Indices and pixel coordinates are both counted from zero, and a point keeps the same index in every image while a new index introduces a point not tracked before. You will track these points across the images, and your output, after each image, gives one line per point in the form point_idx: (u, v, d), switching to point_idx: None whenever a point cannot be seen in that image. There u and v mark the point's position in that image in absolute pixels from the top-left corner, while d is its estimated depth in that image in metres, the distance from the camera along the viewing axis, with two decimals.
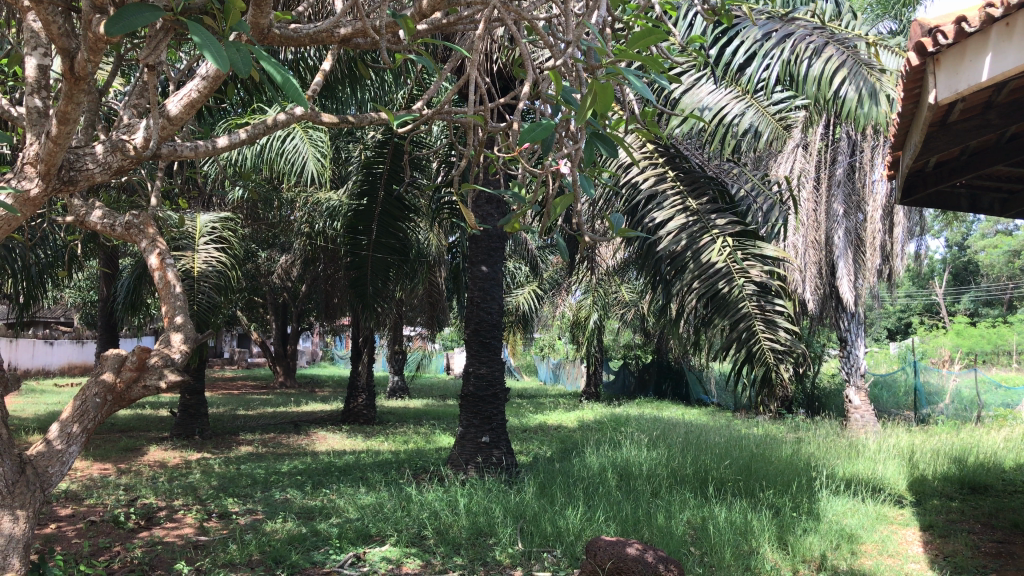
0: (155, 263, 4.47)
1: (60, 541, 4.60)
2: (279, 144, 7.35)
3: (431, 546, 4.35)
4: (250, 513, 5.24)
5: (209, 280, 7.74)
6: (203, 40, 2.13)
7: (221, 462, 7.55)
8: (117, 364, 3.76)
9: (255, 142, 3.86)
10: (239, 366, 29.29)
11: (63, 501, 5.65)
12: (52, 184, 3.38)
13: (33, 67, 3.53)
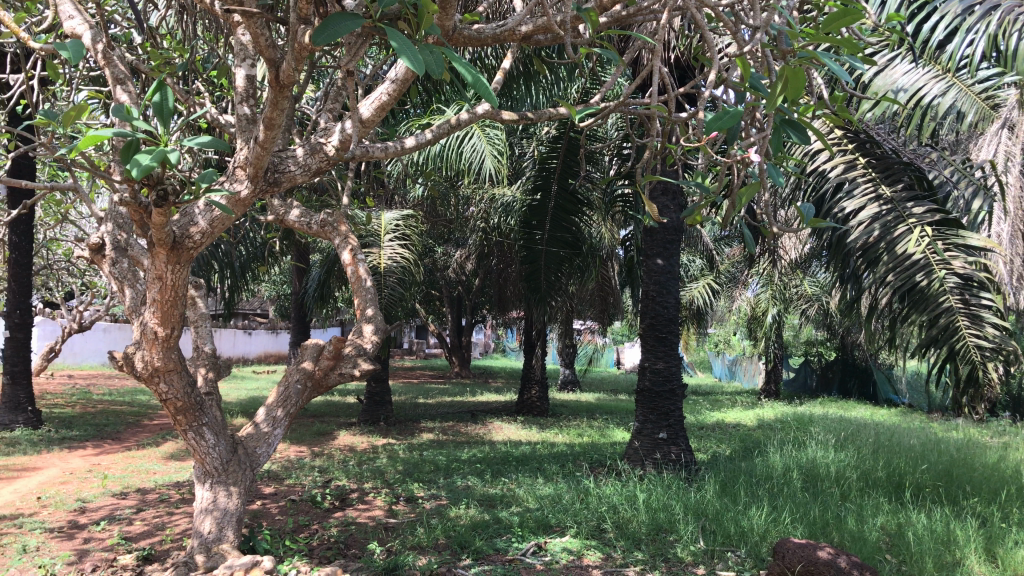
0: (347, 259, 4.77)
1: (266, 516, 4.96)
2: (458, 143, 7.56)
3: (611, 539, 4.36)
4: (435, 498, 5.45)
5: (393, 275, 8.08)
6: (401, 45, 2.21)
7: (405, 448, 7.89)
8: (315, 354, 4.35)
9: (440, 141, 4.01)
10: (417, 357, 30.44)
11: (267, 479, 6.10)
12: (260, 185, 3.64)
13: (242, 77, 3.80)
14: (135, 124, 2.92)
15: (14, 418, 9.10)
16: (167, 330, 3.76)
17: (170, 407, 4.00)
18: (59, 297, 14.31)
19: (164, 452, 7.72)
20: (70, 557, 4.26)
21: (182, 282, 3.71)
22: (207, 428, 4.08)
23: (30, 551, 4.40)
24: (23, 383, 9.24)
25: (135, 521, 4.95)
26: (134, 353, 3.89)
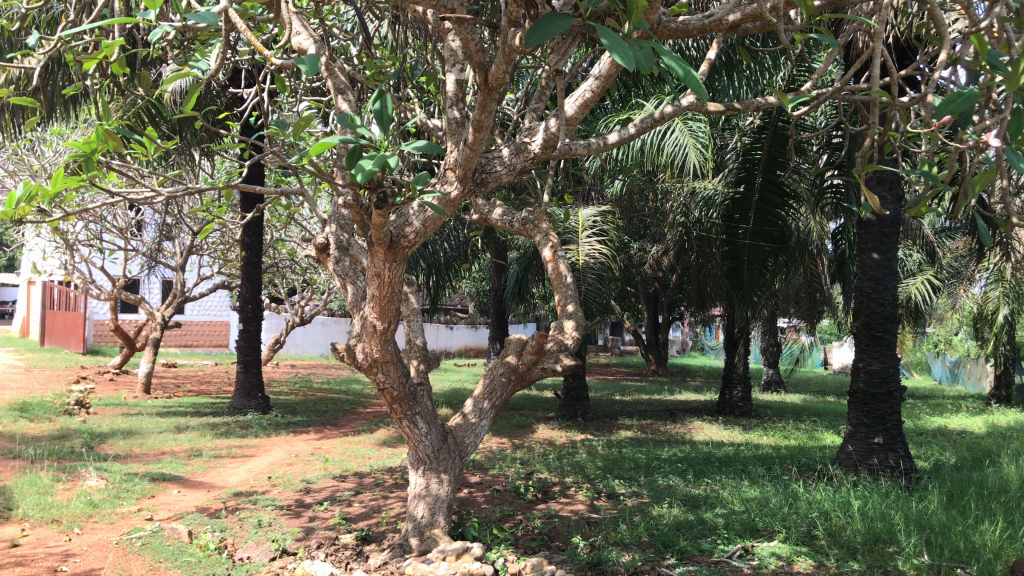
0: (548, 255, 4.88)
1: (473, 505, 5.14)
2: (660, 138, 7.46)
3: (823, 547, 4.17)
4: (636, 495, 5.43)
5: (593, 272, 8.13)
6: (612, 43, 2.21)
7: (604, 444, 7.91)
8: (518, 348, 4.52)
9: (642, 136, 4.01)
10: (613, 353, 30.41)
11: (473, 469, 6.32)
12: (468, 186, 3.80)
13: (452, 82, 4.04)
14: (357, 131, 3.10)
15: (247, 403, 9.98)
16: (385, 323, 4.00)
17: (387, 396, 4.27)
18: (284, 292, 15.49)
19: (377, 439, 8.18)
20: (299, 533, 4.61)
21: (398, 280, 3.94)
22: (420, 417, 4.32)
23: (265, 526, 4.82)
24: (254, 371, 10.09)
25: (353, 503, 5.28)
26: (354, 345, 4.16)
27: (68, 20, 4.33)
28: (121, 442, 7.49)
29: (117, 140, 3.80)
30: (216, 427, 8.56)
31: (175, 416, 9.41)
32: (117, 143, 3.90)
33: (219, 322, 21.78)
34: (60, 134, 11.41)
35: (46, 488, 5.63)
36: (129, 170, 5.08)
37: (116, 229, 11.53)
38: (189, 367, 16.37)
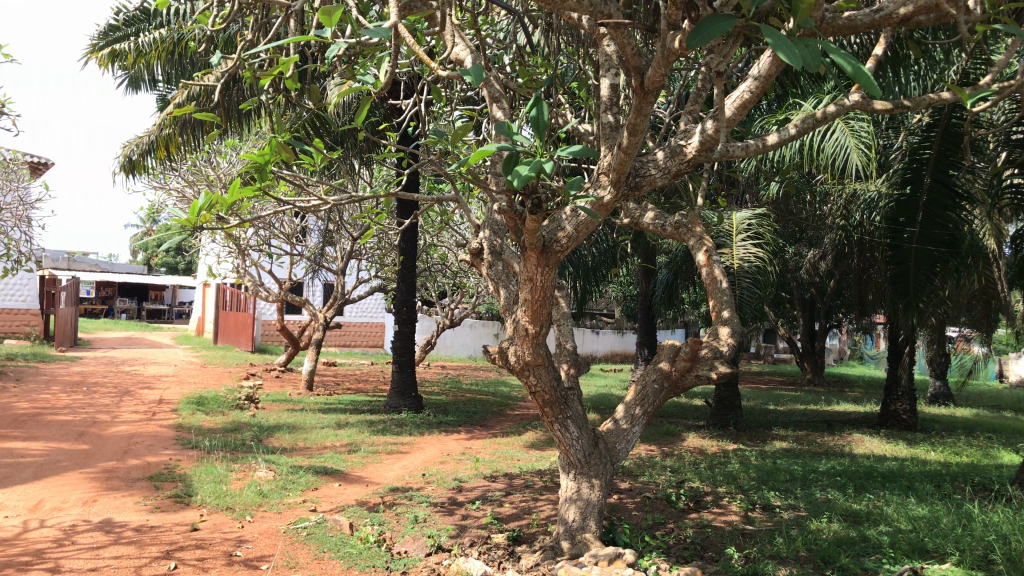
0: (703, 260, 4.85)
1: (623, 510, 5.11)
2: (819, 139, 7.19)
3: (1002, 573, 3.89)
4: (793, 508, 5.24)
5: (747, 276, 7.86)
6: (777, 41, 2.15)
7: (757, 455, 7.68)
8: (671, 354, 4.48)
9: (804, 136, 3.89)
10: (765, 361, 29.45)
11: (623, 475, 6.28)
12: (621, 190, 3.81)
13: (607, 86, 4.08)
14: (515, 138, 3.22)
15: (400, 402, 10.34)
16: (537, 327, 4.06)
17: (539, 399, 4.34)
18: (435, 295, 15.91)
19: (526, 442, 8.27)
20: (453, 531, 4.73)
21: (550, 284, 3.99)
22: (571, 421, 4.36)
23: (420, 522, 4.96)
24: (409, 372, 10.42)
25: (505, 504, 5.36)
26: (507, 348, 4.25)
27: (246, 40, 4.67)
28: (287, 436, 7.92)
29: (288, 152, 4.06)
30: (373, 424, 8.90)
31: (335, 413, 9.86)
32: (288, 154, 4.18)
33: (374, 323, 22.63)
34: (234, 146, 12.20)
35: (222, 477, 6.03)
36: (299, 179, 5.38)
37: (283, 235, 12.19)
38: (347, 366, 17.11)
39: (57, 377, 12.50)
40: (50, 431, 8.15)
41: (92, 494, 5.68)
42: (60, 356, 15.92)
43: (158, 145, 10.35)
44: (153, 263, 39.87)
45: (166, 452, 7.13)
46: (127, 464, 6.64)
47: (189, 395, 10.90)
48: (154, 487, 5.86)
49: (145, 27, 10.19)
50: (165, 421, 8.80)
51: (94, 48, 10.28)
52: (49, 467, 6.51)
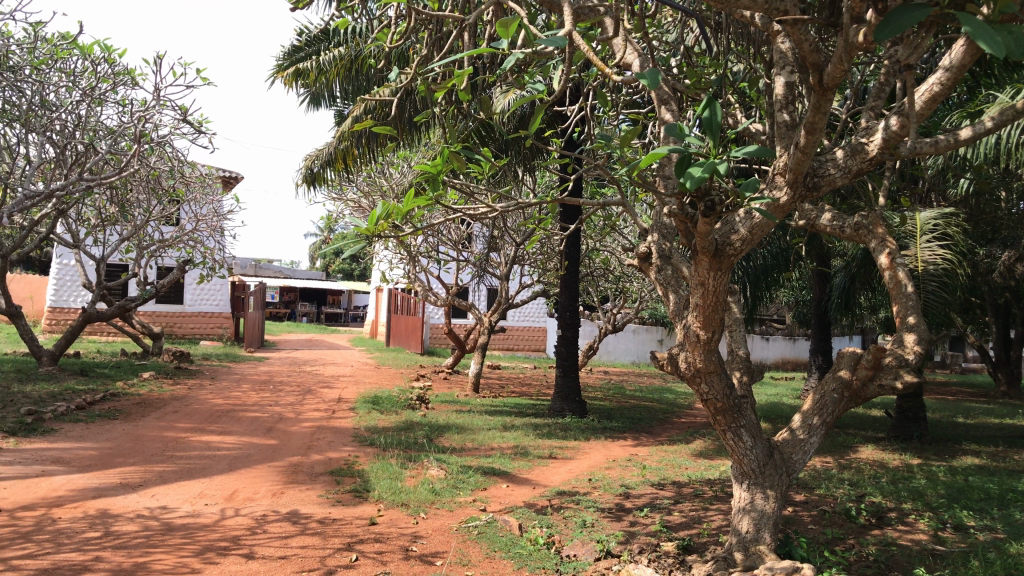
0: (885, 263, 4.58)
1: (798, 524, 4.93)
2: (1019, 132, 6.67)
3: None
4: (990, 529, 4.88)
5: (935, 279, 7.33)
6: (977, 30, 2.01)
7: (945, 471, 7.19)
8: (852, 362, 4.31)
9: (1002, 129, 3.61)
10: (952, 371, 27.48)
11: (797, 487, 6.05)
12: (799, 191, 3.69)
13: (781, 85, 3.97)
14: (686, 141, 3.17)
15: (564, 406, 10.40)
16: (708, 333, 4.00)
17: (711, 407, 4.26)
18: (598, 300, 15.90)
19: (694, 449, 8.12)
20: (621, 537, 4.71)
21: (723, 288, 3.94)
22: (745, 430, 4.24)
23: (588, 527, 4.97)
24: (572, 377, 10.45)
25: (673, 512, 5.28)
26: (678, 354, 4.22)
27: (422, 53, 4.90)
28: (456, 437, 8.15)
29: (459, 161, 4.28)
30: (539, 428, 9.01)
31: (501, 415, 10.05)
32: (459, 163, 4.41)
33: (537, 327, 22.90)
34: (405, 156, 12.71)
35: (397, 474, 6.29)
36: (468, 186, 5.57)
37: (450, 241, 12.54)
38: (512, 369, 17.41)
39: (246, 376, 13.43)
40: (242, 425, 8.77)
41: (280, 486, 6.07)
42: (249, 356, 17.10)
43: (335, 157, 10.93)
44: (330, 269, 42.10)
45: (345, 449, 7.51)
46: (310, 459, 7.05)
47: (365, 394, 11.42)
48: (334, 482, 6.18)
49: (324, 47, 10.80)
50: (342, 419, 9.27)
51: (280, 68, 10.99)
52: (241, 460, 7.01)
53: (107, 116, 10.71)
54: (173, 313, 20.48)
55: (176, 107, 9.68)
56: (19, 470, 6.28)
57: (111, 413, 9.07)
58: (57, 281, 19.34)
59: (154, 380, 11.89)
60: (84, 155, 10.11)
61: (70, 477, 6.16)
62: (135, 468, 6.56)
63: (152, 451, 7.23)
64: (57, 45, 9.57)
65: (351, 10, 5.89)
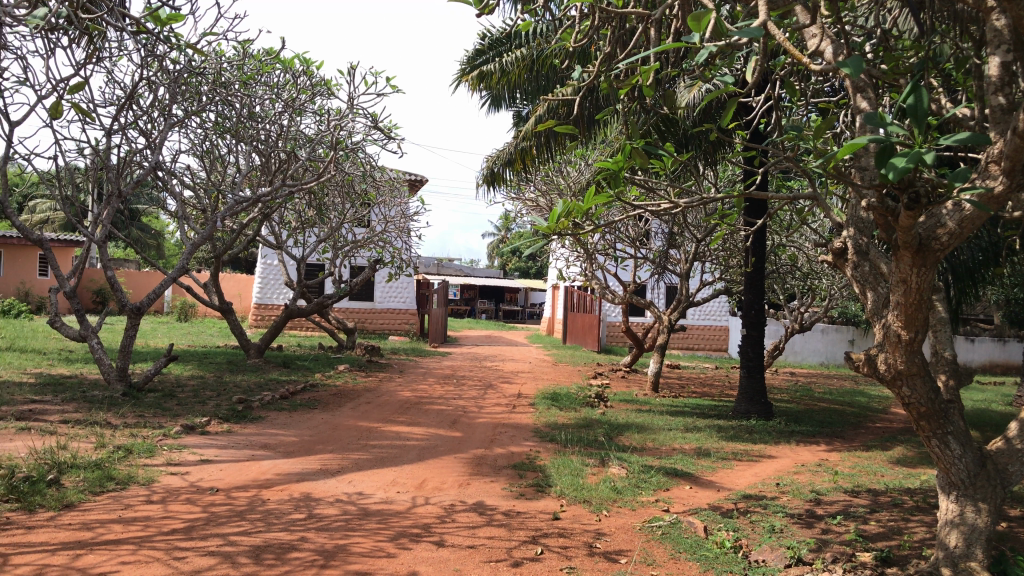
0: None
1: (1014, 541, 4.54)
2: None
3: None
4: None
5: None
6: None
7: None
8: None
9: None
10: None
11: (1013, 501, 5.57)
12: (1017, 180, 3.38)
13: (996, 66, 3.65)
14: (887, 129, 3.00)
15: (750, 408, 10.11)
16: (911, 334, 3.76)
17: (914, 412, 4.00)
18: (783, 298, 15.32)
19: (892, 457, 7.66)
20: (814, 544, 4.52)
21: (928, 285, 3.68)
22: (953, 438, 3.97)
23: (777, 532, 4.82)
24: (757, 377, 10.14)
25: (870, 521, 5.01)
26: (877, 355, 4.00)
27: (605, 53, 4.98)
28: (636, 435, 8.12)
29: (642, 158, 4.36)
30: (723, 430, 8.79)
31: (684, 416, 9.89)
32: (642, 159, 4.46)
33: (718, 326, 22.33)
34: (583, 154, 12.76)
35: (579, 471, 6.34)
36: (650, 183, 5.56)
37: (628, 238, 12.50)
38: (692, 369, 17.08)
39: (432, 370, 13.94)
40: (429, 417, 9.13)
41: (465, 477, 6.27)
42: (433, 351, 17.74)
43: (516, 157, 11.15)
44: (507, 267, 42.91)
45: (527, 444, 7.65)
46: (494, 452, 7.24)
47: (545, 390, 11.57)
48: (518, 475, 6.32)
49: (505, 49, 11.05)
50: (523, 415, 9.44)
51: (463, 72, 11.35)
52: (429, 451, 7.29)
53: (306, 125, 11.44)
54: (364, 310, 21.60)
55: (367, 114, 10.20)
56: (233, 453, 6.83)
57: (311, 402, 9.69)
58: (262, 280, 20.87)
59: (348, 372, 12.59)
60: (285, 163, 10.86)
61: (277, 462, 6.64)
62: (334, 455, 6.97)
63: (348, 440, 7.66)
64: (263, 61, 10.32)
65: (535, 12, 6.03)
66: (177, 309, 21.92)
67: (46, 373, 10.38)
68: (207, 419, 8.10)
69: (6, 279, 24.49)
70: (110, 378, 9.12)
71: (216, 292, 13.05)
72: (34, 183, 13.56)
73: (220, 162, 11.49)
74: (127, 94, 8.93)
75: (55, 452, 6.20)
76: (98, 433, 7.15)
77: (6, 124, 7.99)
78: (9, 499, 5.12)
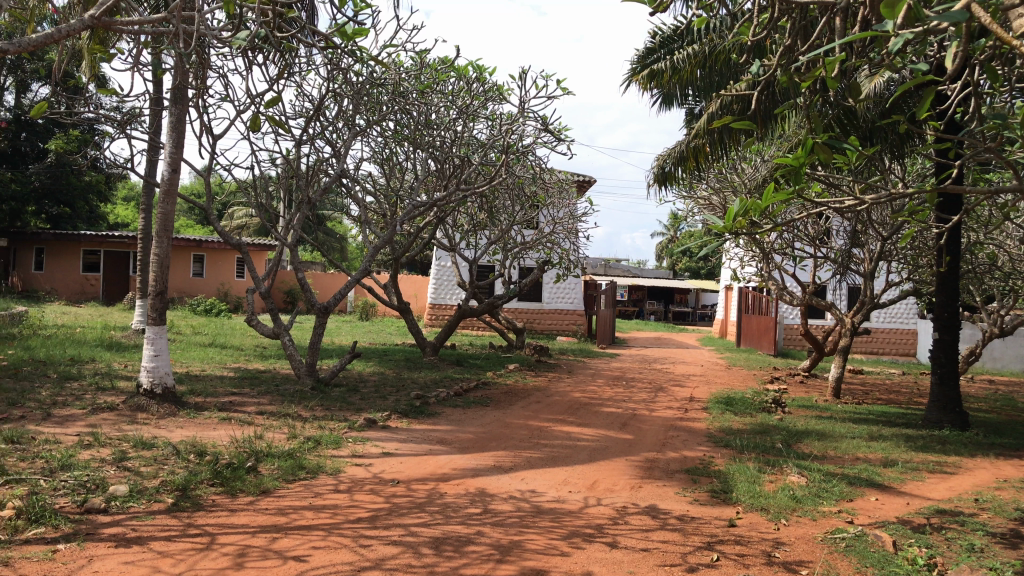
0: None
1: None
2: None
3: None
4: None
5: None
6: None
7: None
8: None
9: None
10: None
11: None
12: None
13: None
14: None
15: (942, 417, 9.48)
16: None
17: None
18: (980, 299, 14.21)
19: None
20: (1019, 567, 4.18)
21: None
22: None
23: (977, 552, 4.48)
24: (950, 385, 9.48)
25: None
26: None
27: (785, 45, 4.84)
28: (816, 443, 7.77)
29: (825, 153, 4.19)
30: (912, 440, 8.27)
31: (869, 424, 9.37)
32: (826, 155, 4.28)
33: (907, 329, 21.03)
34: (758, 150, 12.37)
35: (755, 478, 6.15)
36: (833, 178, 5.33)
37: (807, 237, 12.01)
38: (877, 374, 16.17)
39: (601, 372, 13.93)
40: (599, 418, 9.14)
41: (638, 480, 6.23)
42: (602, 352, 17.73)
43: (688, 155, 11.00)
44: (676, 267, 42.28)
45: (700, 448, 7.50)
46: (666, 456, 7.15)
47: (718, 395, 11.29)
48: (691, 480, 6.21)
49: (678, 46, 10.91)
50: (696, 419, 9.26)
51: (634, 72, 11.29)
52: (600, 452, 7.30)
53: (479, 131, 11.74)
54: (534, 310, 21.91)
55: (538, 117, 10.33)
56: (412, 447, 7.11)
57: (483, 400, 9.92)
58: (436, 281, 21.60)
59: (519, 371, 12.79)
60: (460, 168, 11.20)
61: (453, 457, 6.84)
62: (507, 453, 7.11)
63: (520, 439, 7.79)
64: (439, 69, 10.68)
65: (711, 7, 5.92)
66: (358, 309, 23.07)
67: (244, 368, 11.20)
68: (387, 413, 8.49)
69: (209, 280, 26.57)
70: (300, 373, 9.74)
71: (395, 292, 13.62)
72: (232, 191, 14.66)
73: (398, 168, 11.99)
74: (315, 107, 9.50)
75: (252, 441, 6.69)
76: (290, 425, 7.64)
77: (210, 137, 8.69)
78: (214, 482, 5.57)
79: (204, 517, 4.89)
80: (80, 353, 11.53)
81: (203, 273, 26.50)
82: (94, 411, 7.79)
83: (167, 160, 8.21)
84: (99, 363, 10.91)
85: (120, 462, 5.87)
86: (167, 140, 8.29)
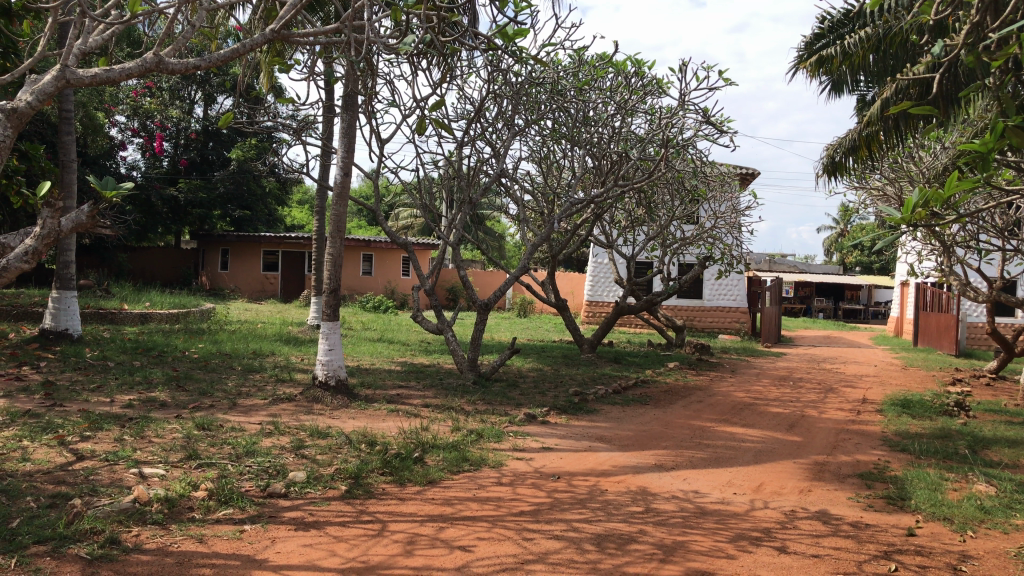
0: None
1: None
2: None
3: None
4: None
5: None
6: None
7: None
8: None
9: None
10: None
11: None
12: None
13: None
14: None
15: None
16: None
17: None
18: None
19: None
20: None
21: None
22: None
23: None
24: None
25: None
26: None
27: (971, 24, 4.50)
28: (1007, 450, 7.21)
29: (1018, 135, 3.86)
30: None
31: None
32: (1018, 139, 3.94)
33: None
34: (939, 138, 11.62)
35: (937, 485, 5.78)
36: None
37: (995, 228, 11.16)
38: None
39: (767, 371, 13.50)
40: (765, 420, 8.84)
41: (807, 483, 5.99)
42: (765, 350, 17.17)
43: (860, 144, 10.46)
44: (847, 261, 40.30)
45: (875, 452, 7.12)
46: (838, 459, 6.84)
47: (893, 396, 10.70)
48: (865, 486, 5.91)
49: (849, 30, 10.41)
50: (870, 421, 8.81)
51: (802, 60, 10.88)
52: (767, 453, 7.09)
53: (638, 127, 11.61)
54: (694, 307, 21.54)
55: (699, 110, 10.09)
56: (572, 443, 7.15)
57: (643, 398, 9.84)
58: (594, 278, 21.62)
59: (680, 370, 12.60)
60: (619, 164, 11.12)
61: (614, 454, 6.82)
62: (669, 451, 7.03)
63: (683, 438, 7.67)
64: (597, 66, 10.66)
65: None
66: (518, 306, 23.47)
67: (410, 362, 11.62)
68: (547, 409, 8.56)
69: (377, 278, 27.73)
70: (463, 367, 9.98)
71: (553, 288, 13.73)
72: (397, 194, 15.23)
73: (556, 167, 12.08)
74: (475, 108, 9.71)
75: (419, 433, 6.94)
76: (454, 418, 7.86)
77: (378, 141, 9.05)
78: (384, 472, 5.81)
79: (376, 504, 5.11)
80: (262, 347, 12.33)
81: (372, 271, 27.66)
82: (275, 401, 8.32)
83: (339, 165, 8.63)
84: (278, 356, 11.62)
85: (298, 450, 6.24)
86: (339, 146, 8.71)
